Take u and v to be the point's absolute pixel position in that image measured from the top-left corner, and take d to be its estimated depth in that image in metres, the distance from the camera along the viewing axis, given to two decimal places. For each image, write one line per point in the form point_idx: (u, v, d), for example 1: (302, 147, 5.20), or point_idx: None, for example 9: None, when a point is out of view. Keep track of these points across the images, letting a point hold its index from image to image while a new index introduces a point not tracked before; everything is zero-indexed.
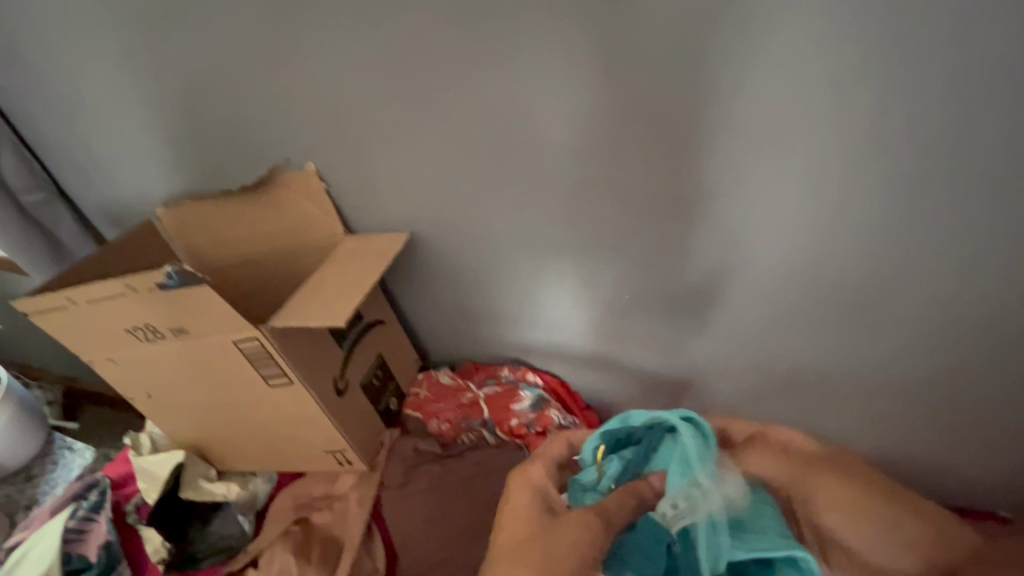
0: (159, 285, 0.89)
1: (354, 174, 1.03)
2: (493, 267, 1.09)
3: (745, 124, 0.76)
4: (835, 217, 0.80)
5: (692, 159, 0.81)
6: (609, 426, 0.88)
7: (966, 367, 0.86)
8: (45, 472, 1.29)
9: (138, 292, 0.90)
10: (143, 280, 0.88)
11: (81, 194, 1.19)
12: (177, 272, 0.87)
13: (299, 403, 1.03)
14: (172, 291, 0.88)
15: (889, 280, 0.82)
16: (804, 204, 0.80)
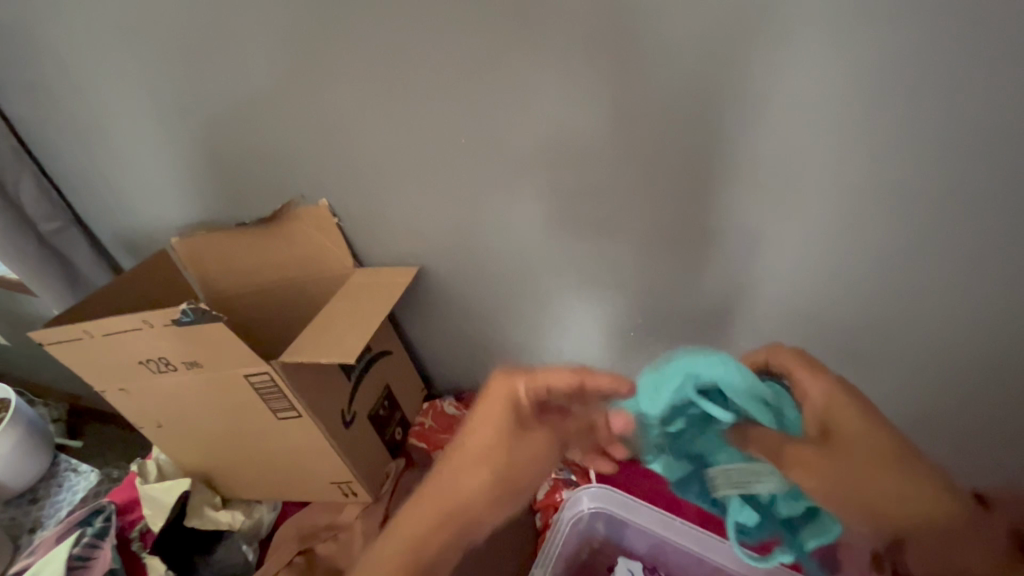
0: (174, 321, 0.79)
1: (359, 204, 0.98)
2: (495, 295, 1.02)
3: (750, 163, 0.70)
4: (837, 260, 0.74)
5: (697, 194, 0.76)
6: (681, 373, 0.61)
7: (975, 408, 0.79)
8: (51, 494, 1.38)
9: (153, 326, 0.81)
10: (158, 315, 0.79)
11: (106, 226, 1.24)
12: (194, 309, 0.78)
13: (308, 440, 0.95)
14: (188, 328, 0.79)
15: (909, 322, 0.76)
16: (810, 244, 0.74)
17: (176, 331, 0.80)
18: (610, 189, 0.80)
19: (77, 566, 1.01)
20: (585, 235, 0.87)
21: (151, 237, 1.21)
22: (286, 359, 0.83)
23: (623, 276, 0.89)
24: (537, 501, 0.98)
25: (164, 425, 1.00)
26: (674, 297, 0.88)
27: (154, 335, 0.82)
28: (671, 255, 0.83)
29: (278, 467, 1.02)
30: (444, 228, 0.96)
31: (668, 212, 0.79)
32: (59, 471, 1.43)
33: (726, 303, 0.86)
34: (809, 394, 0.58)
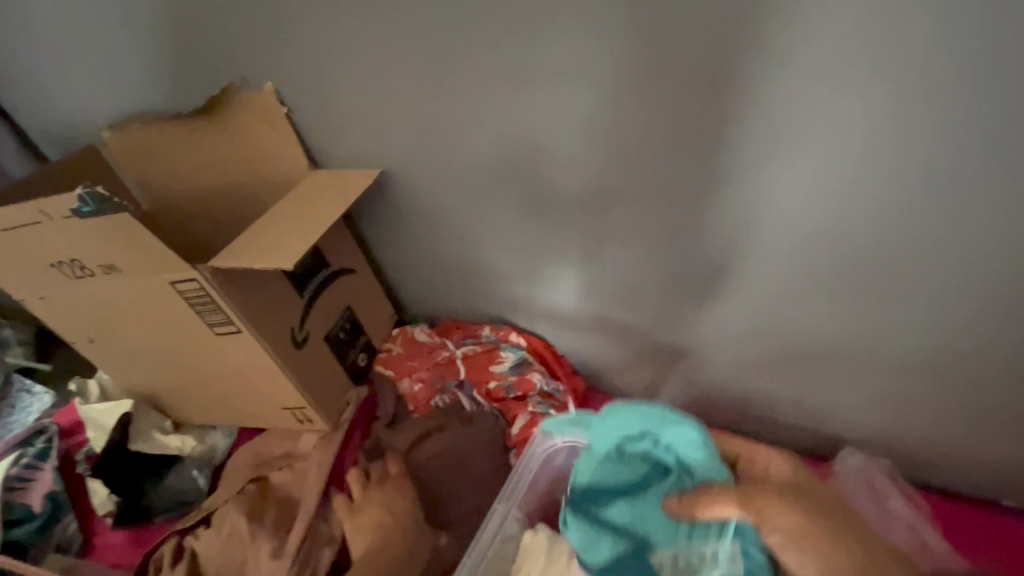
0: (73, 212, 0.67)
1: (314, 90, 0.84)
2: (472, 208, 0.91)
3: (778, 37, 0.61)
4: (866, 162, 0.66)
5: (714, 75, 0.66)
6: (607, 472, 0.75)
7: (997, 335, 0.74)
8: (3, 415, 1.31)
9: (52, 219, 0.69)
10: (56, 204, 0.68)
11: (28, 120, 1.09)
12: (90, 195, 0.66)
13: (253, 361, 0.85)
14: (91, 221, 0.67)
15: (943, 233, 0.68)
16: (836, 142, 0.65)
17: (80, 225, 0.68)
18: (604, 80, 0.71)
19: (14, 488, 0.94)
20: (568, 134, 0.77)
21: (81, 136, 1.07)
22: (215, 263, 0.72)
23: (612, 189, 0.80)
24: (511, 435, 0.93)
25: (96, 341, 0.90)
26: (667, 217, 0.80)
27: (57, 230, 0.70)
28: (666, 161, 0.75)
29: (227, 390, 0.93)
30: (413, 128, 0.84)
31: (667, 107, 0.70)
32: (11, 391, 1.35)
33: (728, 226, 0.77)
34: (775, 519, 0.61)
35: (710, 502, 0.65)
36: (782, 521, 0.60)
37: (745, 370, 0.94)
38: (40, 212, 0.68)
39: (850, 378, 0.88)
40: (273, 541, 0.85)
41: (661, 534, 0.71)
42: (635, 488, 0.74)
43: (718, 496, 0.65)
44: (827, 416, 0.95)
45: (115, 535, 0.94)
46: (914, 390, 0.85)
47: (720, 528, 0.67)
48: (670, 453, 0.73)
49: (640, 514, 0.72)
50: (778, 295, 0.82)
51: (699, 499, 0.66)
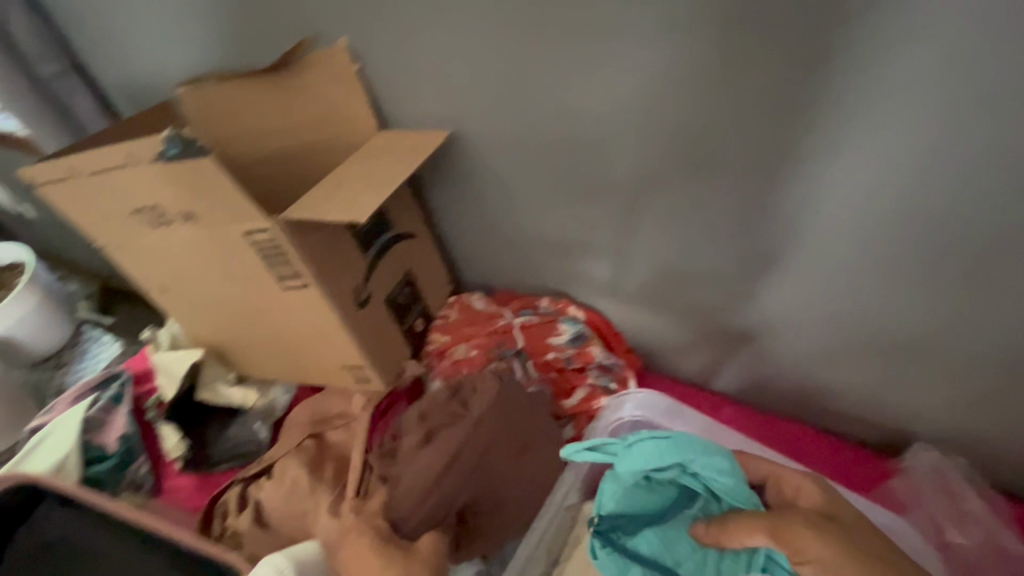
0: (158, 155, 0.69)
1: (388, 49, 0.82)
2: (539, 176, 0.88)
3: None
4: (991, 142, 0.58)
5: (825, 42, 0.59)
6: (636, 502, 0.72)
7: None
8: (74, 362, 1.37)
9: (138, 162, 0.71)
10: (143, 147, 0.69)
11: (104, 73, 1.10)
12: (177, 137, 0.69)
13: (317, 316, 0.86)
14: (175, 163, 0.69)
15: None
16: (959, 118, 0.58)
17: (163, 169, 0.70)
18: (704, 44, 0.65)
19: (91, 428, 0.98)
20: (655, 102, 0.72)
21: (155, 89, 1.08)
22: (288, 216, 0.72)
23: (696, 163, 0.75)
24: (569, 407, 0.93)
25: (169, 290, 0.93)
26: (753, 197, 0.75)
27: (140, 175, 0.72)
28: (761, 137, 0.69)
29: (290, 346, 0.95)
30: (488, 91, 0.81)
31: (772, 77, 0.64)
32: (82, 340, 1.42)
33: (821, 209, 0.72)
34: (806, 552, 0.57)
35: (741, 535, 0.62)
36: (816, 553, 0.57)
37: (815, 357, 0.90)
38: (131, 154, 0.70)
39: (937, 376, 0.82)
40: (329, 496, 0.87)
41: (689, 561, 0.72)
42: (664, 512, 0.73)
43: (748, 525, 0.62)
44: (900, 411, 0.90)
45: (182, 479, 0.98)
46: (1014, 394, 0.78)
47: (750, 556, 0.69)
48: (699, 480, 0.69)
49: (668, 539, 0.73)
50: (868, 284, 0.77)
51: (727, 528, 0.64)
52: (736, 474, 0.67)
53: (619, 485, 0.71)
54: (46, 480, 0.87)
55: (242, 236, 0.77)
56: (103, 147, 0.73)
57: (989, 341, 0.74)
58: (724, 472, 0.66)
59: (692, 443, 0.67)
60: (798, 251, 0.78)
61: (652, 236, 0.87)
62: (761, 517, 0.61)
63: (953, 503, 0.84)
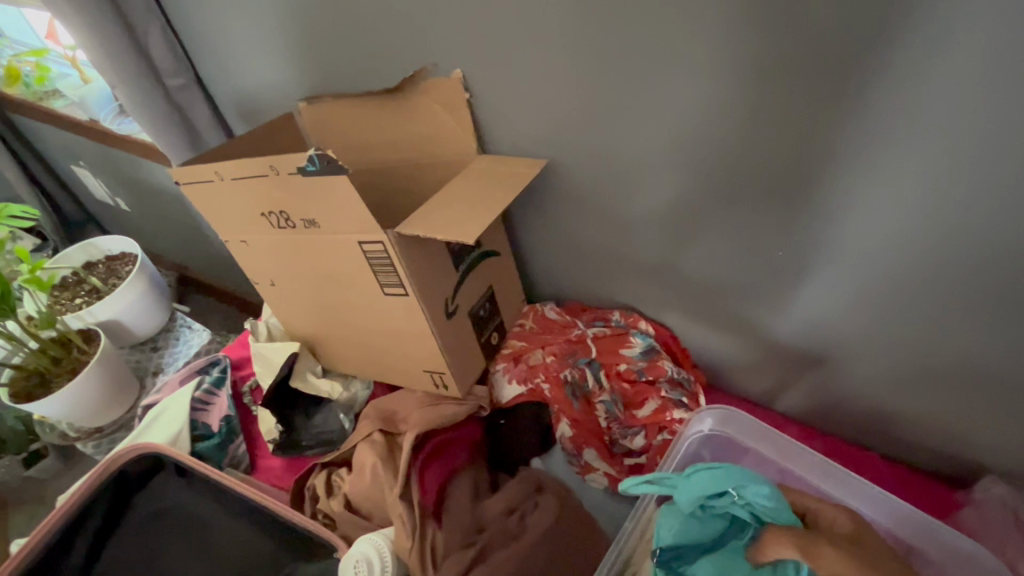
0: (299, 169, 0.78)
1: (489, 77, 0.89)
2: (619, 198, 0.93)
3: (1011, 49, 0.55)
4: None
5: (920, 89, 0.62)
6: (691, 534, 0.67)
7: None
8: (169, 345, 1.49)
9: (279, 174, 0.80)
10: (285, 161, 0.78)
11: (223, 85, 1.22)
12: (320, 156, 0.76)
13: (411, 321, 0.94)
14: (313, 178, 0.77)
15: None
16: None
17: (299, 181, 0.79)
18: (804, 86, 0.68)
19: (197, 408, 1.09)
20: (748, 137, 0.75)
21: (266, 102, 1.19)
22: (403, 230, 0.80)
23: (784, 193, 0.78)
24: (640, 417, 0.97)
25: (277, 284, 1.02)
26: (840, 225, 0.77)
27: (277, 184, 0.81)
28: (853, 172, 0.71)
29: (378, 345, 1.03)
30: (581, 118, 0.86)
31: (868, 118, 0.67)
32: (175, 326, 1.53)
33: (911, 239, 0.73)
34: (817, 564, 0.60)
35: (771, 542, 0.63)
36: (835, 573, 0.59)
37: (884, 384, 0.92)
38: (274, 167, 0.79)
39: (1017, 412, 0.81)
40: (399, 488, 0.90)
41: None
42: (715, 548, 0.67)
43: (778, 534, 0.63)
44: (972, 442, 0.90)
45: (274, 459, 1.08)
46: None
47: None
48: (746, 510, 0.67)
49: (722, 566, 0.65)
50: (954, 316, 0.77)
51: (761, 544, 0.64)
52: (772, 493, 0.67)
53: (667, 518, 0.69)
54: (166, 451, 0.97)
55: (357, 244, 0.85)
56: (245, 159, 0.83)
57: None
58: (764, 491, 0.66)
59: (730, 469, 0.69)
60: (881, 280, 0.80)
61: (729, 260, 0.90)
62: (789, 532, 0.63)
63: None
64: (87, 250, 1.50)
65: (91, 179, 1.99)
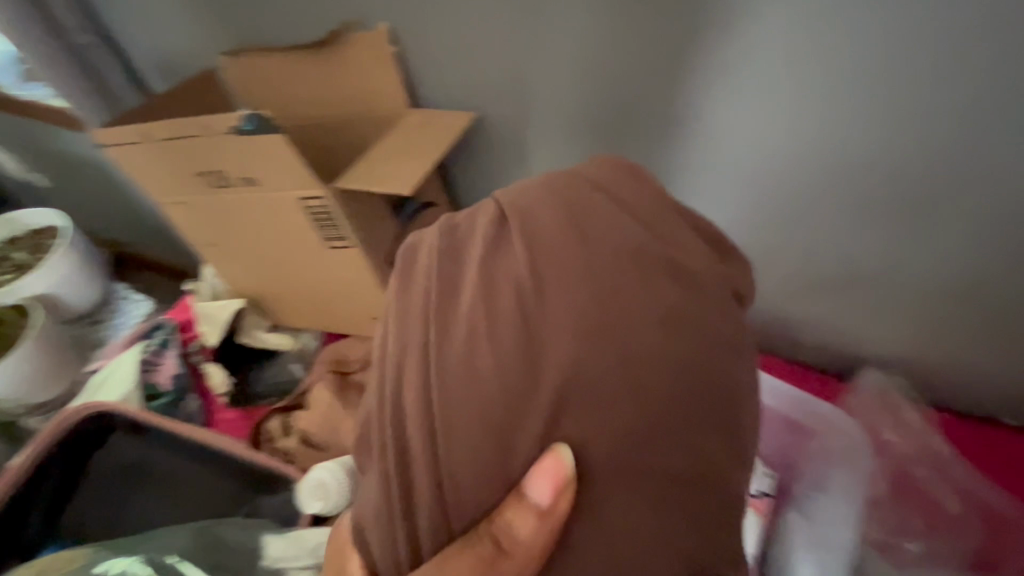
0: (234, 130, 0.78)
1: (407, 25, 0.91)
2: (540, 140, 0.99)
3: None
4: (907, 108, 0.71)
5: (779, 22, 0.70)
6: None
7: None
8: (110, 317, 1.48)
9: (213, 135, 0.80)
10: (220, 121, 0.78)
11: (135, 41, 1.18)
12: (253, 116, 0.77)
13: (354, 273, 0.96)
14: (248, 138, 0.78)
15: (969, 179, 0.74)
16: (886, 89, 0.70)
17: (235, 141, 0.79)
18: (694, 19, 0.74)
19: (147, 369, 1.12)
20: (652, 69, 0.82)
21: (183, 59, 1.16)
22: (343, 184, 0.83)
23: (688, 121, 0.86)
24: None
25: (218, 245, 1.03)
26: (745, 149, 0.85)
27: (214, 144, 0.81)
28: (737, 103, 0.80)
29: (323, 300, 1.05)
30: (502, 59, 0.90)
31: (741, 50, 0.75)
32: (114, 299, 1.51)
33: (804, 157, 0.82)
34: None
35: None
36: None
37: (780, 295, 1.04)
38: (208, 127, 0.79)
39: (886, 307, 0.95)
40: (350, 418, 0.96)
41: None
42: None
43: None
44: (854, 340, 1.04)
45: (229, 412, 1.12)
46: (953, 321, 0.91)
47: None
48: None
49: None
50: (839, 227, 0.87)
51: None
52: None
53: None
54: (116, 409, 1.00)
55: (296, 202, 0.86)
56: (173, 120, 0.83)
57: (925, 275, 0.87)
58: None
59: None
60: (786, 202, 0.87)
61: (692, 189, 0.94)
62: None
63: (897, 415, 0.99)
64: (7, 224, 1.45)
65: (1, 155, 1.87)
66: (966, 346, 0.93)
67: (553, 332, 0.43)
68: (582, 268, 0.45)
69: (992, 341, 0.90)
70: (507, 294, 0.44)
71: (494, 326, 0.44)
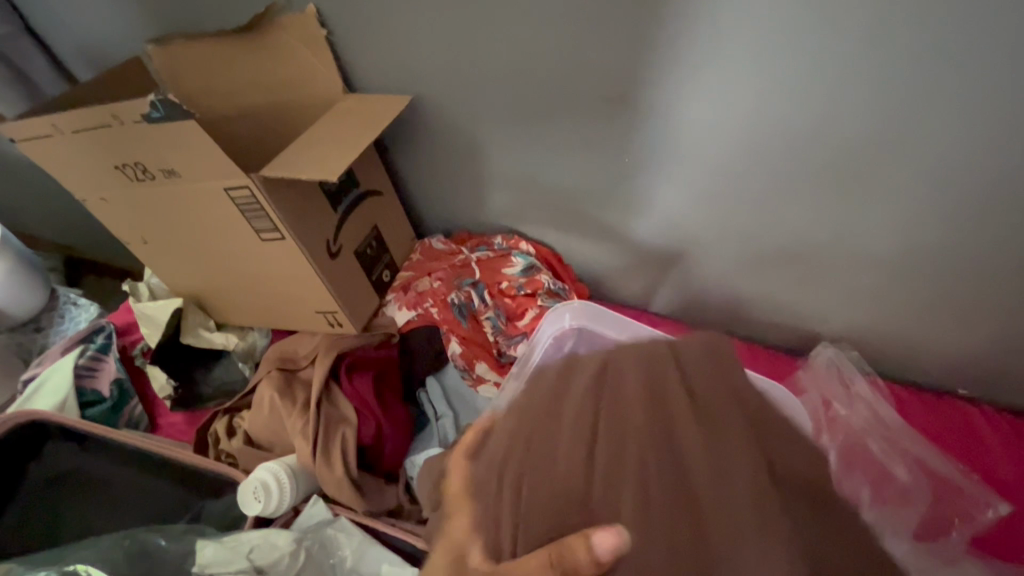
0: (145, 117, 0.74)
1: (339, 5, 0.88)
2: (483, 122, 0.96)
3: None
4: (835, 65, 0.71)
5: None
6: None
7: (968, 230, 0.80)
8: (54, 324, 1.42)
9: (125, 124, 0.76)
10: (128, 109, 0.74)
11: (59, 33, 1.12)
12: (163, 102, 0.73)
13: (293, 265, 0.92)
14: (160, 125, 0.74)
15: (905, 137, 0.74)
16: (811, 47, 0.71)
17: (148, 129, 0.75)
18: None
19: (85, 374, 1.07)
20: (591, 39, 0.80)
21: (111, 48, 1.10)
22: (266, 172, 0.79)
23: (629, 94, 0.84)
24: (523, 326, 1.03)
25: (150, 242, 0.98)
26: (692, 118, 0.84)
27: (128, 134, 0.77)
28: (673, 72, 0.80)
29: (265, 295, 1.01)
30: (439, 36, 0.87)
31: (673, 14, 0.74)
32: (59, 304, 1.45)
33: (752, 123, 0.81)
34: None
35: None
36: None
37: (734, 271, 1.02)
38: (116, 116, 0.75)
39: (834, 277, 0.95)
40: (294, 414, 0.92)
41: None
42: None
43: None
44: (808, 314, 1.04)
45: (175, 415, 1.08)
46: (899, 290, 0.92)
47: None
48: None
49: None
50: (788, 196, 0.87)
51: None
52: None
53: None
54: (50, 416, 0.95)
55: (222, 192, 0.82)
56: (84, 109, 0.79)
57: (873, 242, 0.87)
58: None
59: None
60: (754, 179, 0.87)
61: (662, 172, 0.92)
62: None
63: (846, 387, 0.97)
64: None
65: None
66: (914, 313, 0.94)
67: (628, 440, 0.35)
68: (703, 388, 0.38)
69: (939, 308, 0.91)
70: (600, 392, 0.38)
71: (577, 416, 0.37)
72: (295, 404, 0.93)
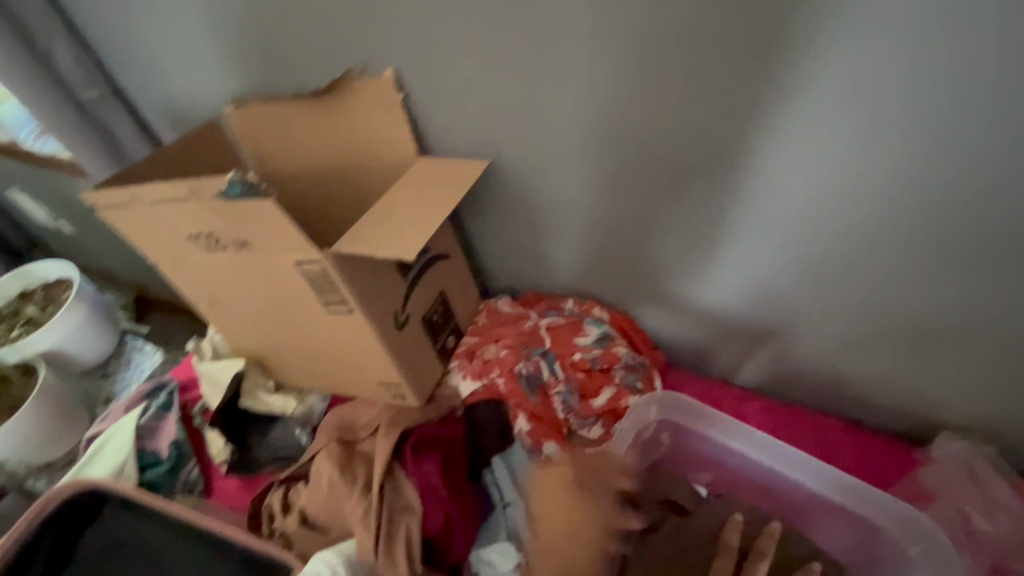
0: (223, 193, 0.72)
1: (416, 70, 0.84)
2: (558, 186, 0.90)
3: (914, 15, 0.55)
4: (993, 144, 0.60)
5: (828, 54, 0.61)
6: None
7: None
8: (120, 371, 1.44)
9: (202, 198, 0.74)
10: (207, 185, 0.72)
11: (144, 93, 1.15)
12: (242, 180, 0.71)
13: (359, 336, 0.88)
14: (236, 202, 0.72)
15: None
16: (967, 124, 0.60)
17: (224, 204, 0.73)
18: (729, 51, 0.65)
19: (146, 436, 1.05)
20: (688, 106, 0.72)
21: (192, 108, 1.12)
22: (340, 249, 0.75)
23: (728, 163, 0.75)
24: (597, 406, 0.94)
25: (216, 304, 0.96)
26: (800, 194, 0.74)
27: (201, 207, 0.76)
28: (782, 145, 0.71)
29: (327, 361, 0.97)
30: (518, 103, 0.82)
31: (788, 83, 0.65)
32: (126, 351, 1.47)
33: (886, 198, 0.69)
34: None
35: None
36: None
37: (838, 350, 0.90)
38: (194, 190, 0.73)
39: (969, 364, 0.81)
40: (353, 498, 0.85)
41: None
42: None
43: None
44: (928, 400, 0.90)
45: (230, 481, 1.04)
46: None
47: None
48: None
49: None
50: (912, 279, 0.76)
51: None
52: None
53: None
54: (110, 484, 0.93)
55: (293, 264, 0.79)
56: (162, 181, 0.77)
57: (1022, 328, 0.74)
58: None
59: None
60: (873, 255, 0.76)
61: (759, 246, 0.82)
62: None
63: (982, 490, 0.83)
64: (19, 278, 1.44)
65: (28, 205, 1.84)
66: None
67: None
68: None
69: None
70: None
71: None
72: (354, 484, 0.86)
